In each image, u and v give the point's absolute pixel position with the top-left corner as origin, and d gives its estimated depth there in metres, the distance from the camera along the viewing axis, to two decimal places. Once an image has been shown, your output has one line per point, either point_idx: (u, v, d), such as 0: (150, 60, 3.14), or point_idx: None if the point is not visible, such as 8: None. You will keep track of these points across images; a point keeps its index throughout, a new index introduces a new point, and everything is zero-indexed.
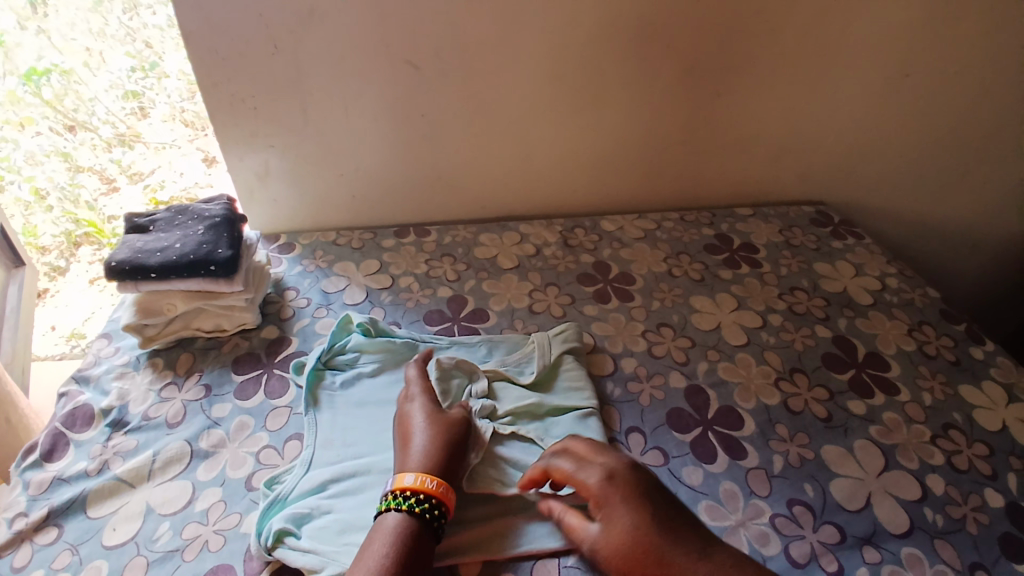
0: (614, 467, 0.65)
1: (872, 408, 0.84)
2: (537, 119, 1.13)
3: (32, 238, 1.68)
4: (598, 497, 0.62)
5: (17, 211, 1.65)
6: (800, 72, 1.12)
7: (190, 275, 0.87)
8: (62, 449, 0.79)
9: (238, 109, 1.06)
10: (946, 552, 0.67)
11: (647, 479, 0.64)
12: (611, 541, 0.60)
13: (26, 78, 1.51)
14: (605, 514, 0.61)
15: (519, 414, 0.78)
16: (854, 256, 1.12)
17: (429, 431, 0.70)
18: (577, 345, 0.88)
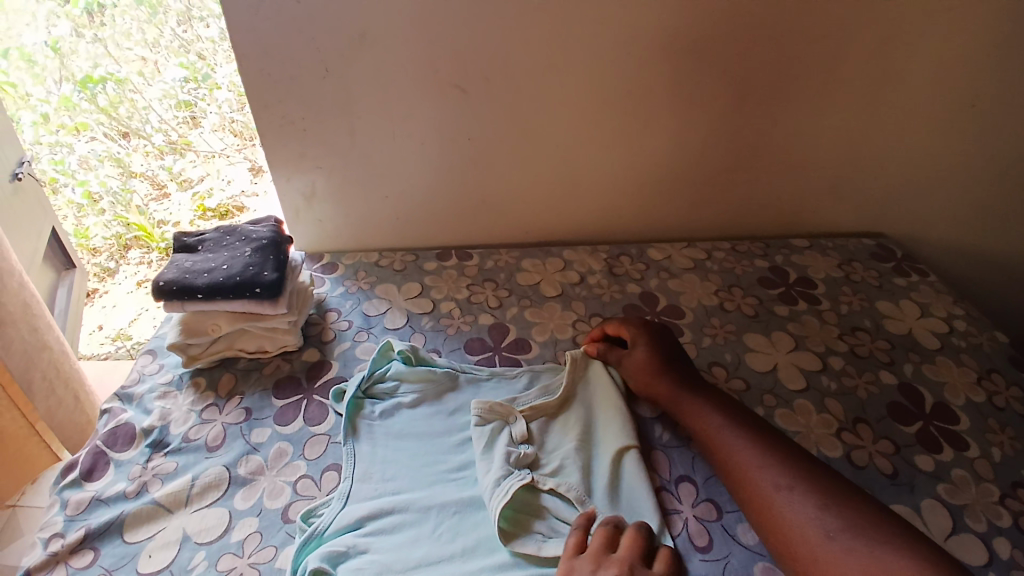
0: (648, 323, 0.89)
1: (942, 464, 0.77)
2: (586, 144, 1.10)
3: (84, 240, 1.76)
4: (633, 339, 0.87)
5: (70, 212, 1.75)
6: (866, 99, 1.06)
7: (235, 297, 0.87)
8: (102, 468, 0.79)
9: (287, 130, 1.07)
10: None
11: (668, 337, 0.87)
12: (651, 387, 0.82)
13: (82, 85, 1.64)
14: (640, 362, 0.84)
15: (562, 465, 0.73)
16: (918, 295, 1.05)
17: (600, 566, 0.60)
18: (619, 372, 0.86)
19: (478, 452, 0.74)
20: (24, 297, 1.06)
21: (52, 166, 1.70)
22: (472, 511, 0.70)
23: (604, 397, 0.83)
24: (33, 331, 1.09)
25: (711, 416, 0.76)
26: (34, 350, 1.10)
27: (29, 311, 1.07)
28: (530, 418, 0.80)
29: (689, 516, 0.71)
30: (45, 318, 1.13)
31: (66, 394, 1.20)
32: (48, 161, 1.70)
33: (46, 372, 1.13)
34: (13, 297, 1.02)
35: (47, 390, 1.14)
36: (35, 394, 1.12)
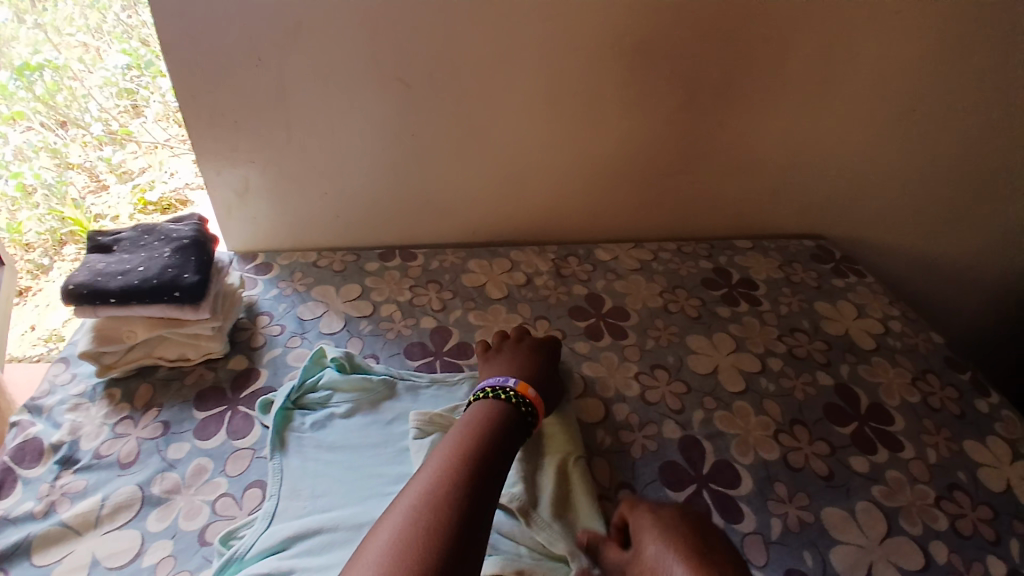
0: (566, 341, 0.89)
1: (875, 465, 0.79)
2: (533, 143, 1.08)
3: (15, 236, 1.56)
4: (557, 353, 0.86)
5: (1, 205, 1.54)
6: (807, 103, 1.08)
7: (153, 301, 0.81)
8: (8, 486, 0.73)
9: (217, 122, 1.00)
10: None
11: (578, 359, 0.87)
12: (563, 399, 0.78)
13: (18, 73, 1.40)
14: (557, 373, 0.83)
15: None
16: (855, 296, 1.08)
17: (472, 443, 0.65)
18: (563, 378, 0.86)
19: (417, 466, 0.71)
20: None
21: None
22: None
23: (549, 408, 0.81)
24: None
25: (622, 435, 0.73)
26: None
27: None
28: None
29: None
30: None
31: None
32: None
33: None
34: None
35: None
36: None
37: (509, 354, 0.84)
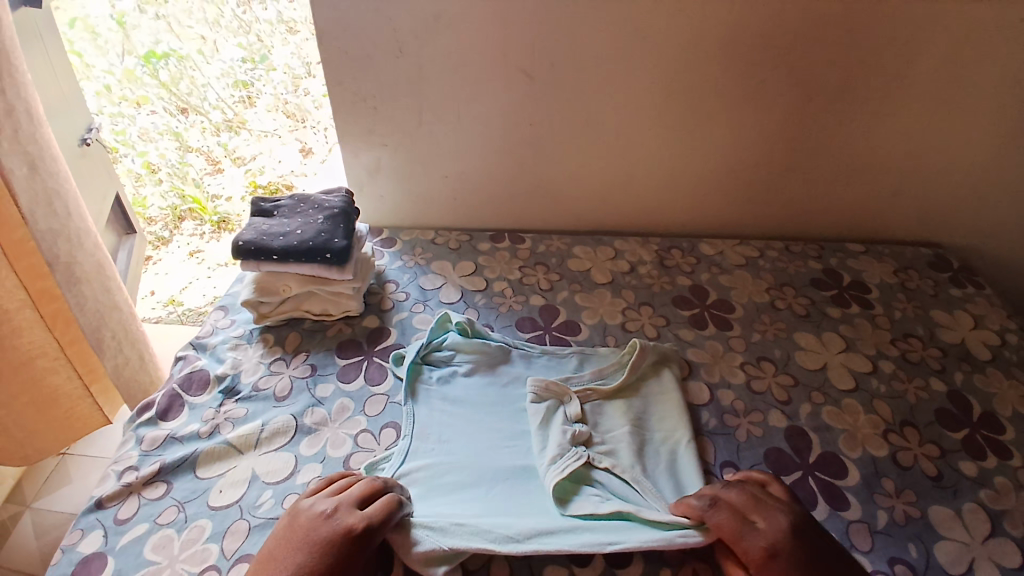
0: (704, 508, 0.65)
1: (985, 471, 0.77)
2: (645, 136, 1.12)
3: (142, 208, 1.98)
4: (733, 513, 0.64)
5: (130, 180, 1.96)
6: (939, 105, 1.04)
7: (307, 261, 0.93)
8: (177, 409, 0.86)
9: (358, 108, 1.12)
10: None
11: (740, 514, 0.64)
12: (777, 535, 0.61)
13: (144, 60, 1.83)
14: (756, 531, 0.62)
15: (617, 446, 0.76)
16: (973, 307, 1.03)
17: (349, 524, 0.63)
18: (670, 360, 0.89)
19: (535, 428, 0.77)
20: (97, 257, 1.09)
21: (114, 137, 1.91)
22: (524, 479, 0.73)
23: (662, 393, 0.84)
24: (105, 291, 1.12)
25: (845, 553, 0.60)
26: (103, 310, 1.11)
27: (103, 271, 1.10)
28: (586, 399, 0.82)
29: None
30: (119, 278, 1.15)
31: (133, 354, 1.21)
32: (111, 131, 1.91)
33: (115, 332, 1.15)
34: (89, 256, 1.06)
35: (115, 348, 1.15)
36: (104, 350, 1.13)
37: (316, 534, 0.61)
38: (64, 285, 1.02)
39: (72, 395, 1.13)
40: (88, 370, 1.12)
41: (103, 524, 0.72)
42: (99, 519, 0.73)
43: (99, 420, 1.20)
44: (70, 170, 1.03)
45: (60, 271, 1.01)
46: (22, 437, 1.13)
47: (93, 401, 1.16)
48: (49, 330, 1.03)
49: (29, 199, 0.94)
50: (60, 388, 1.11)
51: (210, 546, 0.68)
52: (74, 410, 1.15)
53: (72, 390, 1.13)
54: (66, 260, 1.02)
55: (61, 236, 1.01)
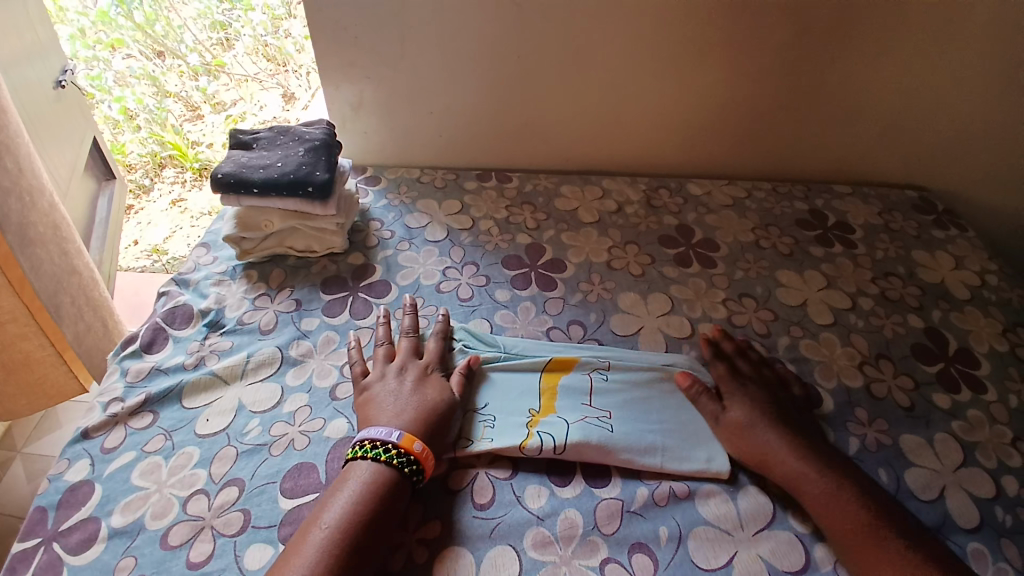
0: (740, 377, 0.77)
1: (958, 403, 0.80)
2: (635, 72, 1.09)
3: (122, 155, 1.90)
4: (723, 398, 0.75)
5: (108, 127, 1.90)
6: (939, 41, 1.01)
7: (289, 195, 0.91)
8: (160, 343, 0.85)
9: (339, 38, 1.07)
10: (1012, 552, 0.65)
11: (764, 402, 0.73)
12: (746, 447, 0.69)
13: (120, 1, 1.76)
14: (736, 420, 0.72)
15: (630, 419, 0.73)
16: (955, 248, 1.04)
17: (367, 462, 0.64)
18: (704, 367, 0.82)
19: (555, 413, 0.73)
20: (52, 218, 1.10)
21: (90, 82, 1.85)
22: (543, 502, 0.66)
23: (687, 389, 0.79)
24: (63, 255, 1.14)
25: (809, 473, 0.65)
26: (62, 274, 1.13)
27: (56, 233, 1.11)
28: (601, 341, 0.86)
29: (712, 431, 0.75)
30: (74, 241, 1.17)
31: (93, 320, 1.24)
32: (86, 77, 1.84)
33: (74, 297, 1.17)
34: (41, 216, 1.07)
35: (74, 314, 1.17)
36: (65, 319, 1.14)
37: (411, 384, 0.73)
38: (18, 246, 1.00)
39: (46, 361, 1.14)
40: (60, 337, 1.12)
41: (90, 453, 0.73)
42: (86, 448, 0.73)
43: (75, 387, 1.22)
44: (17, 121, 1.05)
45: (13, 234, 0.99)
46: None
47: (69, 369, 1.17)
48: (19, 294, 1.02)
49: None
50: (33, 354, 1.11)
51: (198, 471, 0.70)
52: (47, 377, 1.16)
53: (46, 356, 1.13)
54: (19, 221, 1.00)
55: (11, 194, 0.99)
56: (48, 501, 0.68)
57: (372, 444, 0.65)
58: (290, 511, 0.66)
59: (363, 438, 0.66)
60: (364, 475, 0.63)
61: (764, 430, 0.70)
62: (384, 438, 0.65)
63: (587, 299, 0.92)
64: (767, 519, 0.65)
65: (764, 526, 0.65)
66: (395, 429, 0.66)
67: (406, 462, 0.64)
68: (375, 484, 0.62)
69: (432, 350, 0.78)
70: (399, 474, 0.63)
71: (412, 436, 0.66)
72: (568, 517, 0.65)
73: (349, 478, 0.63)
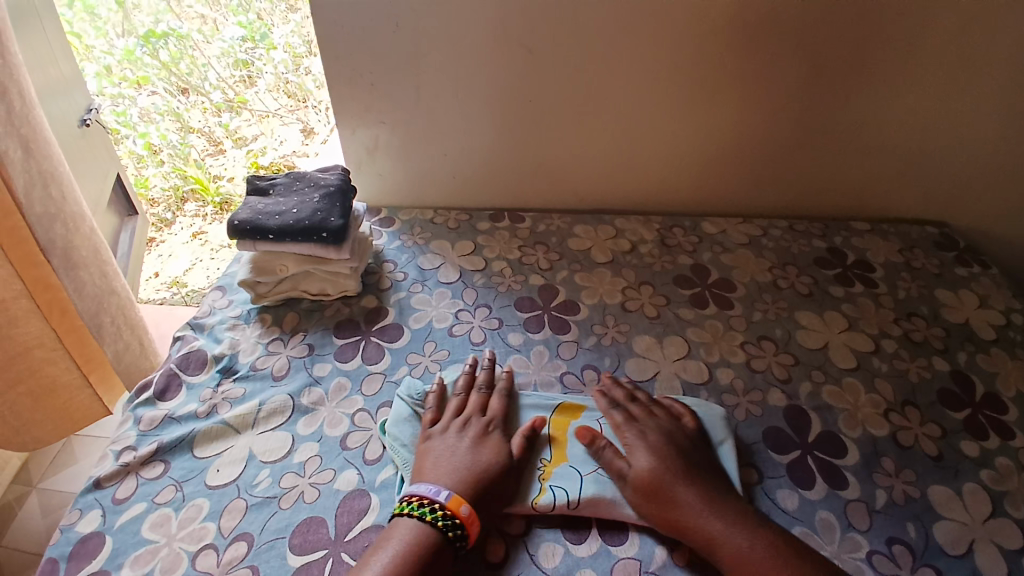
0: (661, 427, 0.73)
1: (988, 452, 0.76)
2: (645, 112, 1.10)
3: (144, 189, 1.93)
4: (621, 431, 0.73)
5: (131, 162, 1.94)
6: (953, 77, 1.00)
7: (303, 240, 0.92)
8: (174, 390, 0.85)
9: (356, 84, 1.10)
10: None
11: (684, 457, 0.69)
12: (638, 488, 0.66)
13: (145, 40, 1.84)
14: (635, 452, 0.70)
15: None
16: (979, 286, 1.01)
17: (410, 523, 0.62)
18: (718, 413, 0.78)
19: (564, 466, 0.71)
20: (94, 242, 1.12)
21: (116, 119, 1.91)
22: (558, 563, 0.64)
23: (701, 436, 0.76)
24: (103, 276, 1.14)
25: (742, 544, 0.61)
26: (101, 294, 1.14)
27: (100, 257, 1.13)
28: None
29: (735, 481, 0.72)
30: (113, 262, 1.17)
31: (133, 339, 1.24)
32: (112, 113, 1.91)
33: (115, 317, 1.18)
34: (84, 240, 1.09)
35: (116, 334, 1.19)
36: (105, 338, 1.16)
37: (472, 440, 0.71)
38: (63, 268, 1.04)
39: (71, 386, 1.15)
40: (86, 358, 1.15)
41: (101, 504, 0.72)
42: (96, 499, 0.73)
43: (100, 411, 1.22)
44: (59, 153, 1.05)
45: (58, 257, 1.03)
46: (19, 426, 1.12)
47: (92, 390, 1.18)
48: (46, 318, 1.05)
49: (25, 184, 0.95)
50: (59, 378, 1.12)
51: (207, 524, 0.69)
52: (73, 401, 1.17)
53: (72, 380, 1.14)
54: (63, 246, 1.04)
55: (56, 220, 1.02)
56: (59, 552, 0.68)
57: (419, 501, 0.64)
58: (299, 569, 0.64)
59: (411, 494, 0.65)
60: (408, 534, 0.61)
61: (676, 485, 0.66)
62: (433, 496, 0.64)
63: (602, 343, 0.90)
64: None
65: None
66: (443, 488, 0.65)
67: (450, 526, 0.62)
68: (416, 545, 0.60)
69: (495, 407, 0.76)
70: (443, 537, 0.61)
71: (460, 498, 0.64)
72: None
73: (391, 534, 0.62)
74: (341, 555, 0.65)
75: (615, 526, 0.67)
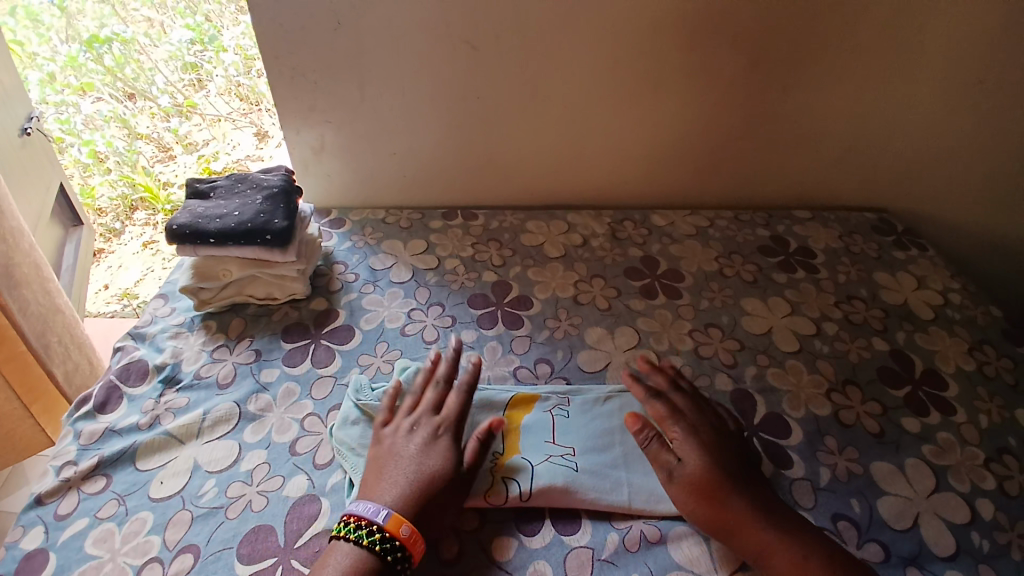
0: (698, 425, 0.72)
1: (927, 427, 0.80)
2: (593, 107, 1.11)
3: (89, 199, 1.85)
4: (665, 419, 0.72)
5: (76, 171, 1.85)
6: (882, 69, 1.05)
7: (246, 243, 0.90)
8: (115, 401, 0.82)
9: (299, 83, 1.08)
10: None
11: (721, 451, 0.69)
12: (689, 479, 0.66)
13: (88, 45, 1.78)
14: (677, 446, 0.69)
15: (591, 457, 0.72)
16: (916, 268, 1.06)
17: (347, 552, 0.59)
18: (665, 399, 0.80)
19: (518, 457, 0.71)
20: (34, 258, 1.07)
21: (59, 126, 1.81)
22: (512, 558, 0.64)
23: None
24: (45, 293, 1.10)
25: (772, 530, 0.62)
26: (47, 313, 1.10)
27: (41, 273, 1.08)
28: (569, 377, 0.85)
29: None
30: (54, 278, 1.13)
31: (81, 359, 1.21)
32: (54, 121, 1.81)
33: (61, 336, 1.14)
34: (23, 256, 1.03)
35: (63, 353, 1.14)
36: (52, 356, 1.11)
37: (418, 445, 0.68)
38: (5, 288, 0.99)
39: (12, 416, 1.09)
40: (30, 389, 1.09)
41: (43, 520, 0.69)
42: (37, 516, 0.69)
43: (44, 442, 1.16)
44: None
45: None
46: None
47: (36, 421, 1.12)
48: None
49: None
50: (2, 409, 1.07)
51: (152, 538, 0.66)
52: (15, 430, 1.11)
53: (13, 410, 1.09)
54: (4, 262, 0.99)
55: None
56: (3, 571, 0.64)
57: (356, 523, 0.61)
58: None
59: (350, 515, 0.62)
60: (345, 559, 0.59)
61: (723, 483, 0.65)
62: (371, 517, 0.61)
63: (554, 336, 0.91)
64: (741, 560, 0.64)
65: (741, 566, 0.63)
66: (384, 507, 0.62)
67: (388, 548, 0.59)
68: (352, 571, 0.58)
69: (450, 410, 0.73)
70: (381, 561, 0.59)
71: (400, 517, 0.61)
72: (539, 570, 0.63)
73: (328, 560, 0.59)
74: (291, 562, 0.63)
75: (568, 517, 0.68)
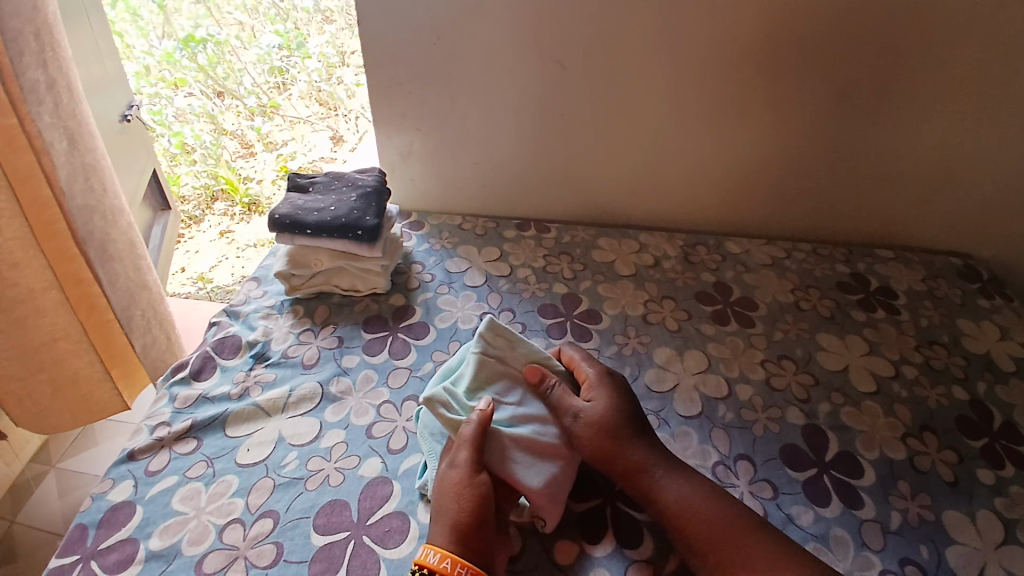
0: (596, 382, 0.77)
1: (1002, 479, 0.76)
2: (671, 130, 1.12)
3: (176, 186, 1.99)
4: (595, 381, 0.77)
5: (165, 160, 1.98)
6: (981, 109, 1.02)
7: (339, 237, 0.96)
8: (209, 370, 0.89)
9: (394, 91, 1.14)
10: None
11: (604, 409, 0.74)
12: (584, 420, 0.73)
13: (185, 43, 1.93)
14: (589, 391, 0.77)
15: None
16: (1001, 318, 1.01)
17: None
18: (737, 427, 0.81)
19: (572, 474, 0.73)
20: (130, 236, 1.13)
21: (152, 116, 1.94)
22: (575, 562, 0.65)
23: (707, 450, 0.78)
24: (137, 270, 1.15)
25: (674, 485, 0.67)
26: (135, 288, 1.15)
27: (134, 249, 1.13)
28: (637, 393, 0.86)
29: (747, 492, 0.73)
30: (148, 258, 1.19)
31: (160, 334, 1.24)
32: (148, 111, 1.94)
33: (145, 311, 1.18)
34: (120, 234, 1.09)
35: (145, 326, 1.18)
36: (133, 328, 1.15)
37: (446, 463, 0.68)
38: (97, 261, 1.05)
39: (92, 379, 1.14)
40: (110, 353, 1.13)
41: (135, 474, 0.75)
42: (131, 469, 0.76)
43: (118, 405, 1.21)
44: (102, 148, 1.07)
45: (94, 248, 1.03)
46: (39, 411, 1.13)
47: (113, 385, 1.17)
48: (74, 312, 1.04)
49: (68, 175, 0.97)
50: (82, 371, 1.12)
51: (236, 500, 0.71)
52: (95, 396, 1.17)
53: (94, 374, 1.13)
54: (100, 237, 1.05)
55: (95, 213, 1.04)
56: (89, 519, 0.70)
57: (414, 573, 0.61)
58: (322, 549, 0.66)
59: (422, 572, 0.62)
60: None
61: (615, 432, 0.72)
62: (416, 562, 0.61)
63: (622, 352, 0.92)
64: None
65: None
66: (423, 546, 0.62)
67: None
68: None
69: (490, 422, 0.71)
70: None
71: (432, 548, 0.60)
72: None
73: None
74: (363, 537, 0.67)
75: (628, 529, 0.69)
